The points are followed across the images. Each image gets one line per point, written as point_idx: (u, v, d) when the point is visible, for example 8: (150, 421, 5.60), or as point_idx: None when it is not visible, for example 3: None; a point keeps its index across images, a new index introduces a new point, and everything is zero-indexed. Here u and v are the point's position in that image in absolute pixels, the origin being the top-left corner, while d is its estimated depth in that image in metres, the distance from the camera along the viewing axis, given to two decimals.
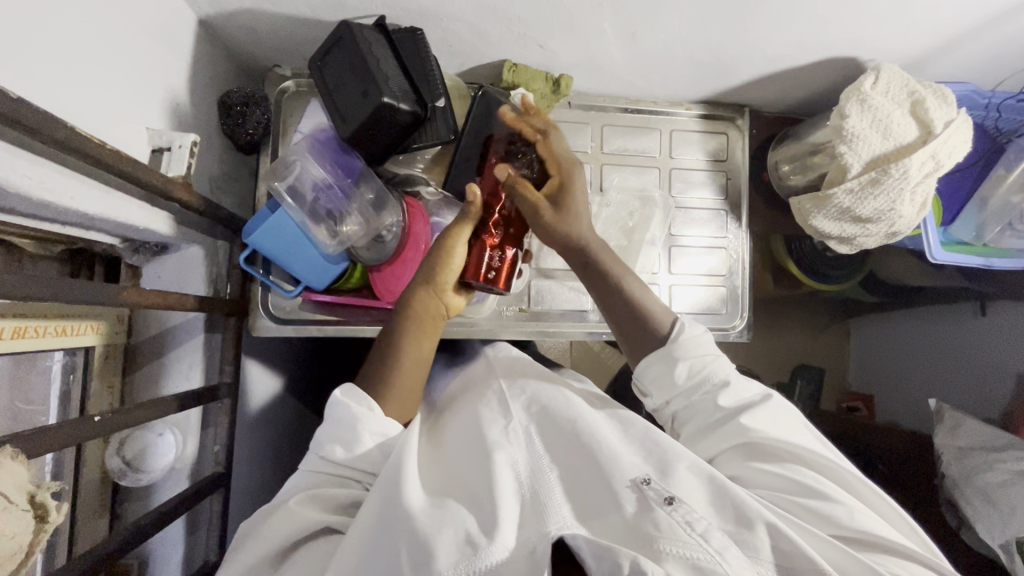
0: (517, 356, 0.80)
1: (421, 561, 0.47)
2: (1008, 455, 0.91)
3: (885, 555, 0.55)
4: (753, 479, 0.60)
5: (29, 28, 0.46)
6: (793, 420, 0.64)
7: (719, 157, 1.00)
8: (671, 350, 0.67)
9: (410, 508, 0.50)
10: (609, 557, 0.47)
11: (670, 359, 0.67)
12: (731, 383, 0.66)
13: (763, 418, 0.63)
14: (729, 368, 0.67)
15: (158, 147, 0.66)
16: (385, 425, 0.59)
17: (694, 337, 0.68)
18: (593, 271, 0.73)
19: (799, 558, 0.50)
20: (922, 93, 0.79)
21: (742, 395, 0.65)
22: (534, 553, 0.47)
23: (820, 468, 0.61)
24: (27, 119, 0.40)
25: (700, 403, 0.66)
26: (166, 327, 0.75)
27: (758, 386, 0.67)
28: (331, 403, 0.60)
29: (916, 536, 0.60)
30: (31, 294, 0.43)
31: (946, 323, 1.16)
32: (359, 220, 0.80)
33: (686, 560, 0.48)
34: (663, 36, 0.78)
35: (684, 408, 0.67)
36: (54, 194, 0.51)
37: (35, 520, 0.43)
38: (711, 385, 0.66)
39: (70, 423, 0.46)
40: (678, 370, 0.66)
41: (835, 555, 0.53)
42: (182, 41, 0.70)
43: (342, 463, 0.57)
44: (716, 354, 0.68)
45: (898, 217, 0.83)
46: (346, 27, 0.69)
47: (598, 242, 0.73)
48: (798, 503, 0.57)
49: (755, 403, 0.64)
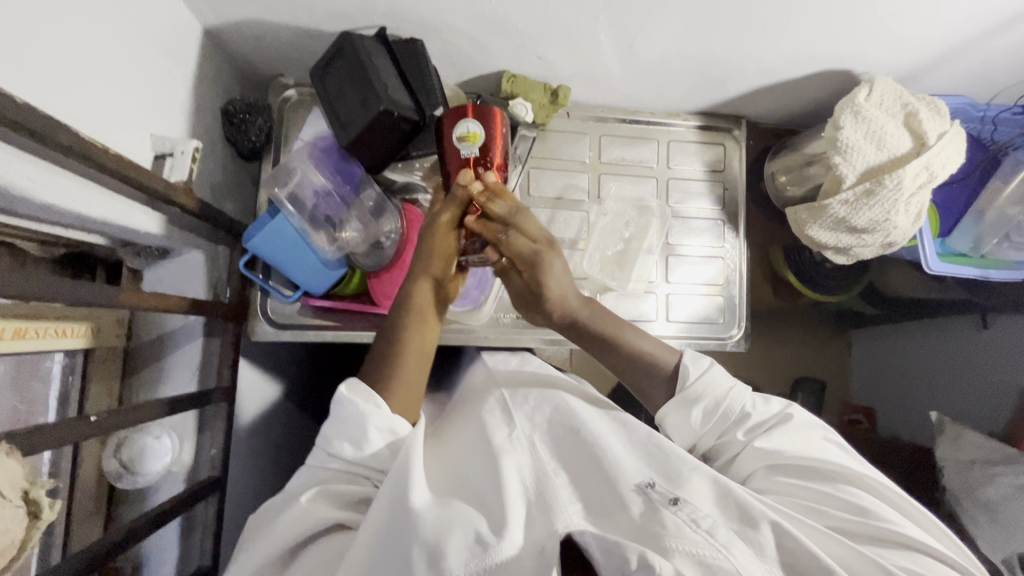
0: (517, 367, 0.78)
1: (433, 560, 0.47)
2: (1009, 469, 0.91)
3: (909, 556, 0.54)
4: (775, 489, 0.60)
5: (36, 36, 0.47)
6: (815, 435, 0.65)
7: (717, 167, 1.01)
8: (687, 397, 0.67)
9: (420, 507, 0.50)
10: (618, 553, 0.48)
11: (686, 405, 0.67)
12: (751, 412, 0.66)
13: (780, 438, 0.64)
14: (746, 397, 0.67)
15: (161, 153, 0.67)
16: (393, 422, 0.59)
17: (701, 379, 0.67)
18: (585, 336, 0.74)
19: (803, 554, 0.50)
20: (914, 105, 0.80)
21: (762, 419, 0.66)
22: (543, 552, 0.48)
23: (840, 475, 0.61)
24: (29, 122, 0.41)
25: (724, 439, 0.66)
26: (165, 331, 0.76)
27: (776, 405, 0.68)
28: (338, 400, 0.60)
29: (948, 539, 0.58)
30: (29, 293, 0.44)
31: (946, 335, 1.15)
32: (358, 227, 0.82)
33: (694, 558, 0.48)
34: (660, 48, 0.79)
35: (712, 445, 0.68)
36: (55, 197, 0.52)
37: (28, 516, 0.43)
38: (732, 419, 0.66)
39: (65, 422, 0.47)
40: (694, 414, 0.67)
41: (852, 559, 0.52)
42: (186, 50, 0.71)
43: (353, 461, 0.57)
44: (732, 382, 0.68)
45: (893, 227, 0.83)
46: (347, 38, 0.71)
47: (585, 309, 0.74)
48: (824, 513, 0.58)
49: (775, 421, 0.66)
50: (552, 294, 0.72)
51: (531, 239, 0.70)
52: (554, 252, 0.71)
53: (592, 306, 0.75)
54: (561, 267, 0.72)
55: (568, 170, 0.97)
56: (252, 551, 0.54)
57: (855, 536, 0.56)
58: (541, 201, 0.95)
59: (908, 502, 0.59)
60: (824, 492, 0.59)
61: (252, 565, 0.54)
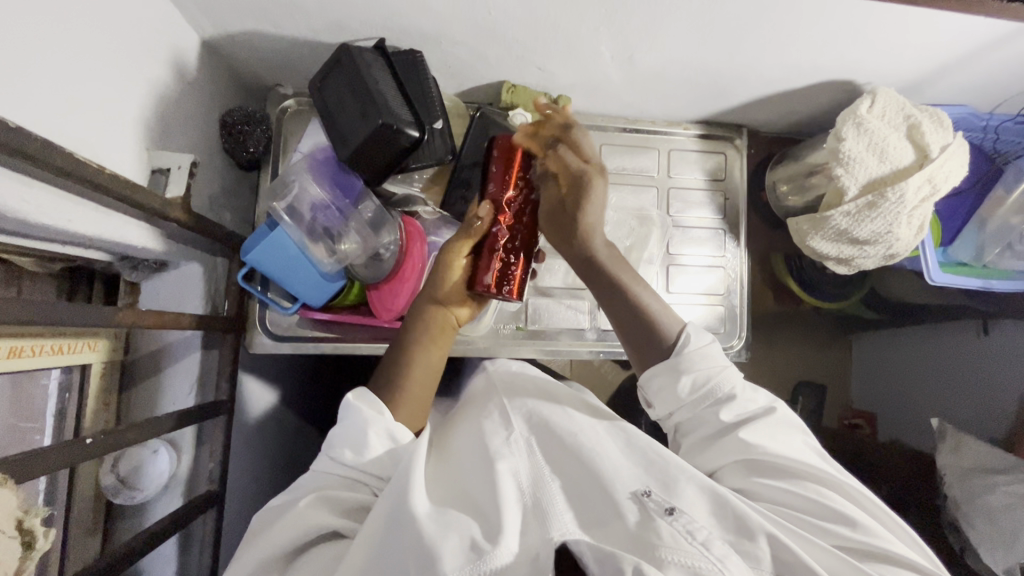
0: (519, 371, 0.78)
1: (427, 562, 0.47)
2: (1010, 478, 0.90)
3: (887, 568, 0.55)
4: (757, 491, 0.60)
5: (34, 60, 0.47)
6: (794, 435, 0.63)
7: (718, 176, 1.00)
8: (676, 364, 0.65)
9: (420, 513, 0.50)
10: (611, 561, 0.48)
11: (675, 372, 0.64)
12: (738, 395, 0.64)
13: (761, 432, 0.61)
14: (737, 380, 0.65)
15: (158, 168, 0.66)
16: (395, 429, 0.59)
17: (699, 349, 0.66)
18: (601, 282, 0.72)
19: (795, 564, 0.52)
20: (918, 117, 0.79)
21: (746, 407, 0.63)
22: (539, 558, 0.49)
23: (820, 480, 0.60)
24: (25, 146, 0.41)
25: (703, 415, 0.64)
26: (163, 344, 0.76)
27: (765, 398, 0.65)
28: (344, 406, 0.60)
29: (916, 545, 0.59)
30: (29, 316, 0.43)
31: (947, 343, 1.14)
32: (357, 238, 0.81)
33: (686, 566, 0.49)
34: (661, 58, 0.79)
35: (689, 419, 0.65)
36: (51, 217, 0.51)
37: (23, 546, 0.43)
38: (718, 397, 0.64)
39: (63, 447, 0.46)
40: (683, 382, 0.64)
41: (832, 561, 0.54)
42: (184, 62, 0.71)
43: (352, 468, 0.57)
44: (727, 363, 0.66)
45: (895, 240, 0.83)
46: (346, 50, 0.70)
47: (606, 251, 0.73)
48: (804, 520, 0.57)
49: (755, 412, 0.63)
50: (586, 216, 0.72)
51: (582, 159, 0.75)
52: (601, 177, 0.74)
53: (609, 250, 0.74)
54: (603, 197, 0.73)
55: None
56: (252, 551, 0.54)
57: (840, 544, 0.56)
58: None
59: (886, 512, 0.60)
60: (804, 496, 0.58)
61: (248, 566, 0.53)
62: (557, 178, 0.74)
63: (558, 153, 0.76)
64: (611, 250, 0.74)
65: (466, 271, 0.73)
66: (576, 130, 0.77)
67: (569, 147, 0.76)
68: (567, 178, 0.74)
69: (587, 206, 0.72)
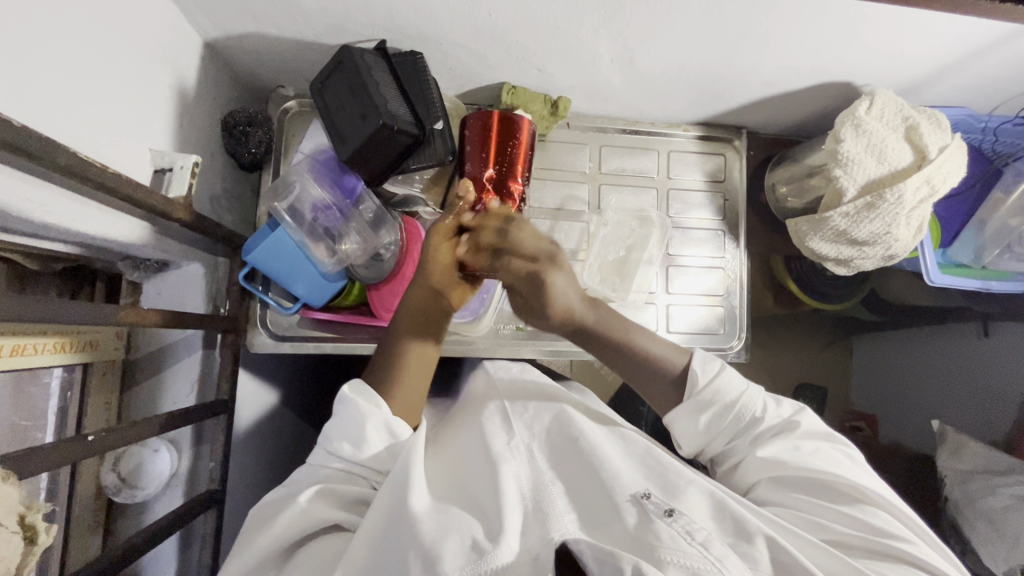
0: (518, 376, 0.77)
1: (428, 562, 0.46)
2: (1011, 479, 0.90)
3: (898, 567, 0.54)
4: (783, 502, 0.61)
5: (38, 61, 0.48)
6: (822, 445, 0.63)
7: (717, 177, 1.01)
8: (694, 405, 0.66)
9: (419, 511, 0.51)
10: (610, 560, 0.45)
11: (695, 412, 0.66)
12: (761, 417, 0.65)
13: (783, 445, 0.62)
14: (759, 400, 0.66)
15: (160, 168, 0.67)
16: (392, 422, 0.60)
17: (710, 385, 0.65)
18: (594, 344, 0.70)
19: (796, 568, 0.50)
20: (916, 118, 0.80)
21: (772, 425, 0.65)
22: (538, 558, 0.47)
23: (844, 486, 0.60)
24: (29, 145, 0.41)
25: (734, 443, 0.66)
26: (165, 344, 0.76)
27: (789, 411, 0.67)
28: (340, 400, 0.60)
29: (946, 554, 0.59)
30: (33, 314, 0.44)
31: (947, 345, 1.14)
32: (358, 239, 0.82)
33: (686, 568, 0.47)
34: (661, 59, 0.79)
35: (721, 450, 0.67)
36: (53, 216, 0.52)
37: (24, 541, 0.43)
38: (744, 423, 0.65)
39: (64, 444, 0.46)
40: (702, 421, 0.66)
41: (828, 560, 0.54)
42: (186, 63, 0.72)
43: (351, 461, 0.57)
44: (745, 386, 0.66)
45: (894, 240, 0.83)
46: (347, 51, 0.71)
47: (589, 312, 0.68)
48: (805, 518, 0.58)
49: (780, 429, 0.65)
50: (555, 306, 0.66)
51: (529, 257, 0.66)
52: (556, 269, 0.66)
53: (595, 312, 0.69)
54: (565, 289, 0.66)
55: (570, 181, 0.96)
56: (248, 552, 0.53)
57: (836, 542, 0.57)
58: (541, 212, 0.95)
59: (914, 518, 0.59)
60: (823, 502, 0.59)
61: (243, 566, 0.53)
62: (515, 277, 0.67)
63: (506, 263, 0.67)
64: (597, 309, 0.69)
65: (455, 250, 0.69)
66: (513, 232, 0.67)
67: (516, 251, 0.66)
68: (524, 280, 0.66)
69: (551, 303, 0.66)
